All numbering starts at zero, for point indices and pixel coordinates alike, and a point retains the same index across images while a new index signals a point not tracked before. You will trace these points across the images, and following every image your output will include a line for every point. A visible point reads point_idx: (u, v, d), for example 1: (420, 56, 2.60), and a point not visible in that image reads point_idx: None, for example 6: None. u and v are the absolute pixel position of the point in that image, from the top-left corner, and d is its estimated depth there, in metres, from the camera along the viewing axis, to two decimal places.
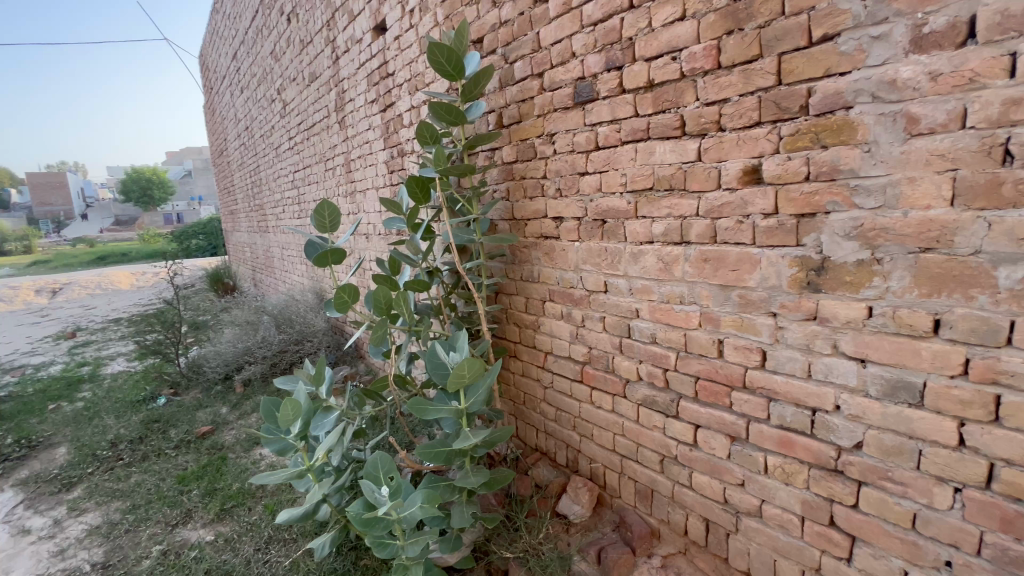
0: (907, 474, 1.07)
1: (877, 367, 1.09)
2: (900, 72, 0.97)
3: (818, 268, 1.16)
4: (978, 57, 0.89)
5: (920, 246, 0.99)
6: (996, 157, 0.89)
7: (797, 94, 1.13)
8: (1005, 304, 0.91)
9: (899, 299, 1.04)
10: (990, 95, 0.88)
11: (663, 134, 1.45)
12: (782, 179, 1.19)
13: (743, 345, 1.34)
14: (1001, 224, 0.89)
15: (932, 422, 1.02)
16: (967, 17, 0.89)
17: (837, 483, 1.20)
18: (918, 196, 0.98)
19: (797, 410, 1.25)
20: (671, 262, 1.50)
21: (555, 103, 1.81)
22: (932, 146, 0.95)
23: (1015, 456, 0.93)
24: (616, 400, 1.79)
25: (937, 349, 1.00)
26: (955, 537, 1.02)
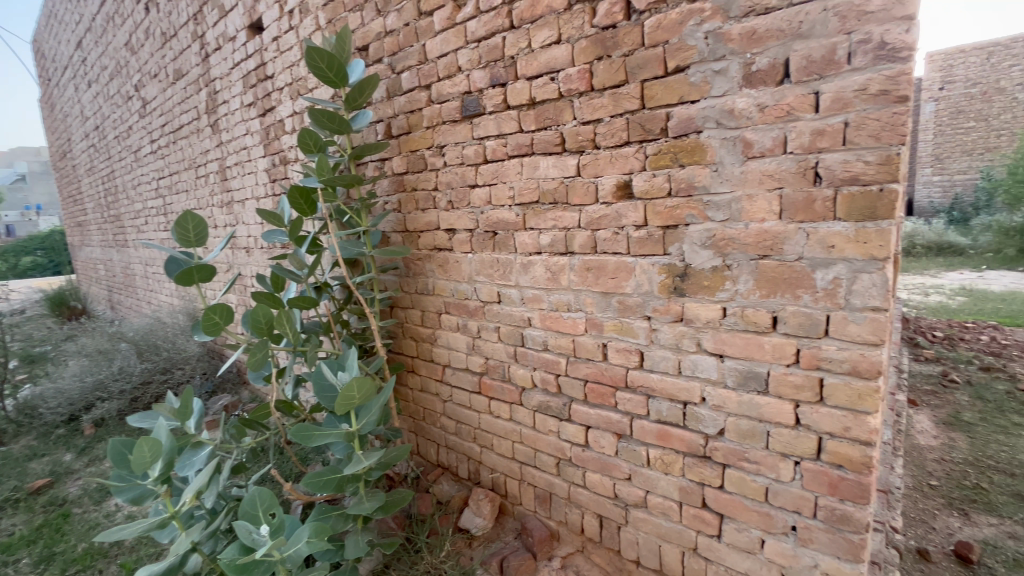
0: (759, 454, 1.22)
1: (732, 361, 1.23)
2: (736, 103, 1.12)
3: (681, 275, 1.28)
4: (793, 94, 1.05)
5: (759, 254, 1.14)
6: (810, 178, 1.05)
7: (658, 117, 1.25)
8: (822, 301, 1.08)
9: (745, 300, 1.18)
10: (803, 126, 1.05)
11: (546, 150, 1.52)
12: (649, 194, 1.30)
13: (624, 347, 1.44)
14: (815, 234, 1.06)
15: (775, 406, 1.18)
16: (783, 60, 1.05)
17: (706, 467, 1.33)
18: (755, 211, 1.13)
19: (671, 404, 1.37)
20: (558, 272, 1.57)
21: (443, 116, 1.81)
22: (763, 167, 1.11)
23: (836, 429, 1.10)
24: (513, 408, 1.82)
25: (776, 342, 1.15)
26: (797, 504, 1.18)
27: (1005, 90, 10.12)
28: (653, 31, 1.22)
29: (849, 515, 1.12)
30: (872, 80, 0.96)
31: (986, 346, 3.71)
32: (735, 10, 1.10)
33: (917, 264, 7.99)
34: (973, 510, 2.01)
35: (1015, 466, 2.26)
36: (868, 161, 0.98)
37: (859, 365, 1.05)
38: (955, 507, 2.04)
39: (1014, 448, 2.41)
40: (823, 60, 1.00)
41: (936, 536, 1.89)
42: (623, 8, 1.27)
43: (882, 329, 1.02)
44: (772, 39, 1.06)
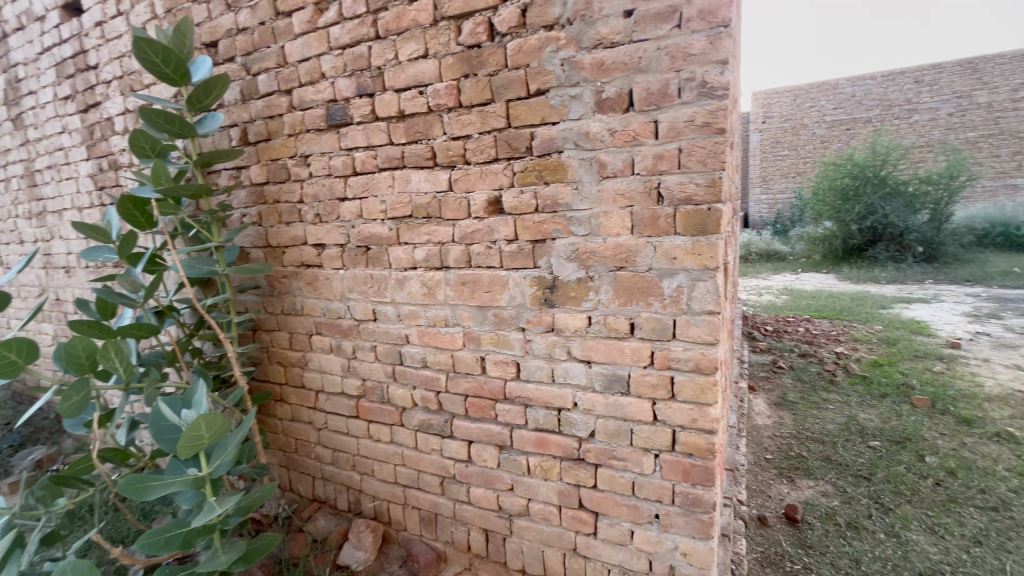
0: (625, 451, 1.31)
1: (598, 366, 1.31)
2: (591, 126, 1.21)
3: (550, 287, 1.34)
4: (637, 121, 1.16)
5: (616, 265, 1.24)
6: (654, 197, 1.17)
7: (523, 136, 1.30)
8: (669, 307, 1.20)
9: (607, 308, 1.27)
10: (646, 151, 1.16)
11: (417, 164, 1.49)
12: (518, 210, 1.35)
13: (501, 359, 1.46)
14: (661, 247, 1.18)
15: (636, 405, 1.28)
16: (627, 90, 1.16)
17: (580, 469, 1.39)
18: (611, 226, 1.23)
19: (547, 411, 1.41)
20: (433, 286, 1.54)
21: (307, 123, 1.69)
22: (616, 187, 1.21)
23: (685, 422, 1.23)
24: (394, 430, 1.74)
25: (634, 347, 1.25)
26: (659, 494, 1.29)
27: (807, 126, 12.44)
28: (514, 53, 1.28)
29: (700, 498, 1.24)
30: (698, 113, 1.10)
31: (803, 336, 4.48)
32: (586, 41, 1.19)
33: (753, 269, 9.41)
34: (797, 475, 2.39)
35: (825, 434, 2.75)
36: (698, 184, 1.12)
37: (701, 363, 1.19)
38: (785, 475, 2.41)
39: (824, 419, 2.93)
40: (659, 93, 1.13)
41: (771, 502, 2.20)
42: (487, 29, 1.31)
43: (717, 330, 1.16)
44: (617, 71, 1.16)
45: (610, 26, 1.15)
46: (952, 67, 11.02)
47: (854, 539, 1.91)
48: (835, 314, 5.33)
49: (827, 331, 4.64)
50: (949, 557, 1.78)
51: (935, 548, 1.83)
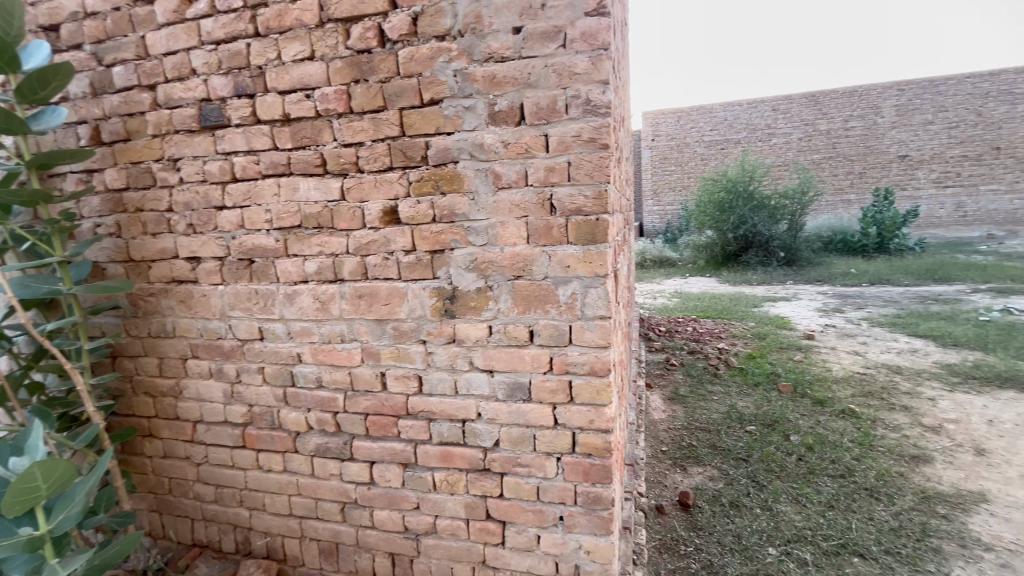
0: (529, 457, 1.33)
1: (500, 375, 1.32)
2: (485, 138, 1.23)
3: (450, 297, 1.33)
4: (528, 134, 1.20)
5: (514, 274, 1.26)
6: (547, 208, 1.21)
7: (418, 145, 1.28)
8: (565, 314, 1.24)
9: (507, 317, 1.29)
10: (538, 163, 1.20)
11: (305, 170, 1.40)
12: (415, 220, 1.32)
13: (402, 374, 1.41)
14: (555, 255, 1.22)
15: (537, 411, 1.30)
16: (518, 104, 1.19)
17: (487, 480, 1.39)
18: (508, 236, 1.25)
19: (451, 424, 1.39)
20: (327, 301, 1.45)
21: (175, 123, 1.52)
22: (511, 198, 1.23)
23: (584, 423, 1.28)
24: (286, 458, 1.61)
25: (534, 354, 1.28)
26: (562, 496, 1.33)
27: (689, 145, 13.78)
28: (406, 61, 1.26)
29: (600, 495, 1.30)
30: (584, 129, 1.16)
31: (691, 335, 4.92)
32: (477, 54, 1.20)
33: (648, 274, 10.16)
34: (688, 463, 2.60)
35: (711, 423, 3.03)
36: (587, 196, 1.18)
37: (596, 365, 1.24)
38: (678, 464, 2.61)
39: (709, 410, 3.22)
40: (548, 108, 1.18)
41: (667, 491, 2.37)
42: (377, 35, 1.27)
43: (608, 333, 1.22)
44: (508, 85, 1.19)
45: (501, 41, 1.18)
46: (800, 99, 12.89)
47: (736, 517, 2.11)
48: (717, 314, 5.92)
49: (711, 329, 5.14)
50: (810, 522, 2.04)
51: (799, 516, 2.09)
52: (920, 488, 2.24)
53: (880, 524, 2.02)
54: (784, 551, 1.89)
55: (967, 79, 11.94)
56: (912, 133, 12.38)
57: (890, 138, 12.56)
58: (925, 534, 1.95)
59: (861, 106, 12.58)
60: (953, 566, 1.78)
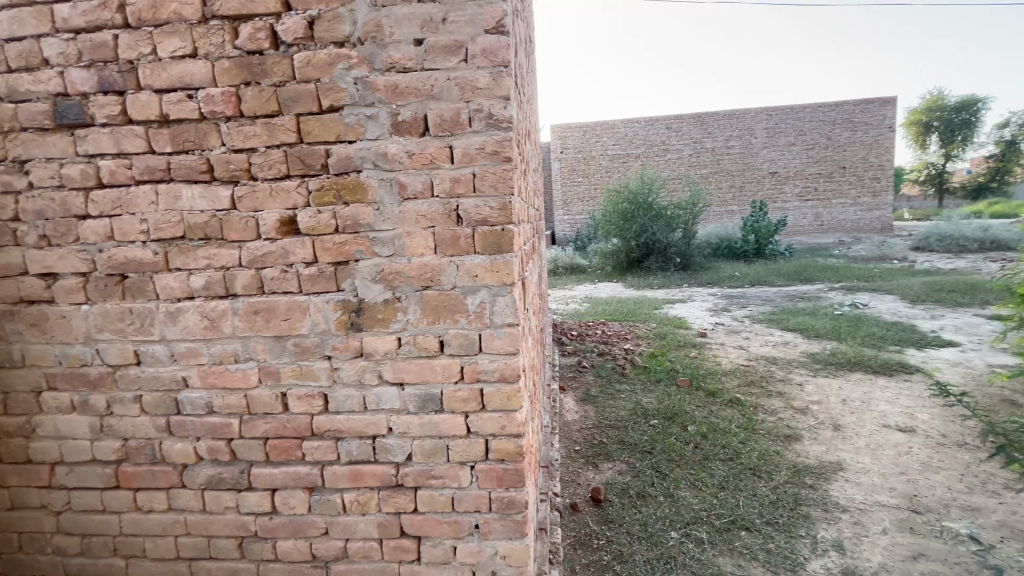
0: (443, 468, 1.32)
1: (411, 387, 1.30)
2: (388, 147, 1.21)
3: (356, 310, 1.29)
4: (433, 145, 1.20)
5: (423, 285, 1.25)
6: (454, 219, 1.22)
7: (317, 153, 1.24)
8: (475, 322, 1.26)
9: (416, 328, 1.27)
10: (444, 174, 1.21)
11: (188, 177, 1.29)
12: (316, 230, 1.26)
13: (305, 393, 1.34)
14: (463, 265, 1.24)
15: (450, 421, 1.30)
16: (422, 115, 1.20)
17: (400, 495, 1.35)
18: (415, 246, 1.24)
19: (360, 442, 1.34)
20: (218, 318, 1.34)
21: (22, 120, 1.32)
22: (417, 208, 1.23)
23: (496, 430, 1.30)
24: (172, 495, 1.44)
25: (444, 364, 1.28)
26: (477, 504, 1.33)
27: (595, 158, 14.59)
28: (303, 66, 1.21)
29: (514, 499, 1.32)
30: (487, 142, 1.20)
31: (600, 338, 5.18)
32: (379, 63, 1.19)
33: (560, 281, 10.53)
34: (599, 460, 2.73)
35: (619, 420, 3.21)
36: (492, 207, 1.22)
37: (506, 372, 1.27)
38: (590, 462, 2.73)
39: (617, 407, 3.42)
40: (451, 120, 1.19)
41: (580, 489, 2.47)
42: (270, 37, 1.21)
43: (517, 339, 1.26)
44: (411, 95, 1.19)
45: (402, 52, 1.18)
46: (689, 119, 14.23)
47: (643, 506, 2.26)
48: (623, 317, 6.30)
49: (618, 331, 5.45)
50: (706, 504, 2.24)
51: (696, 499, 2.28)
52: (793, 463, 2.56)
53: (762, 499, 2.27)
54: (685, 533, 2.05)
55: (819, 108, 13.97)
56: (779, 152, 14.19)
57: (763, 156, 14.29)
58: (797, 503, 2.23)
59: (738, 128, 14.18)
60: (818, 528, 2.06)
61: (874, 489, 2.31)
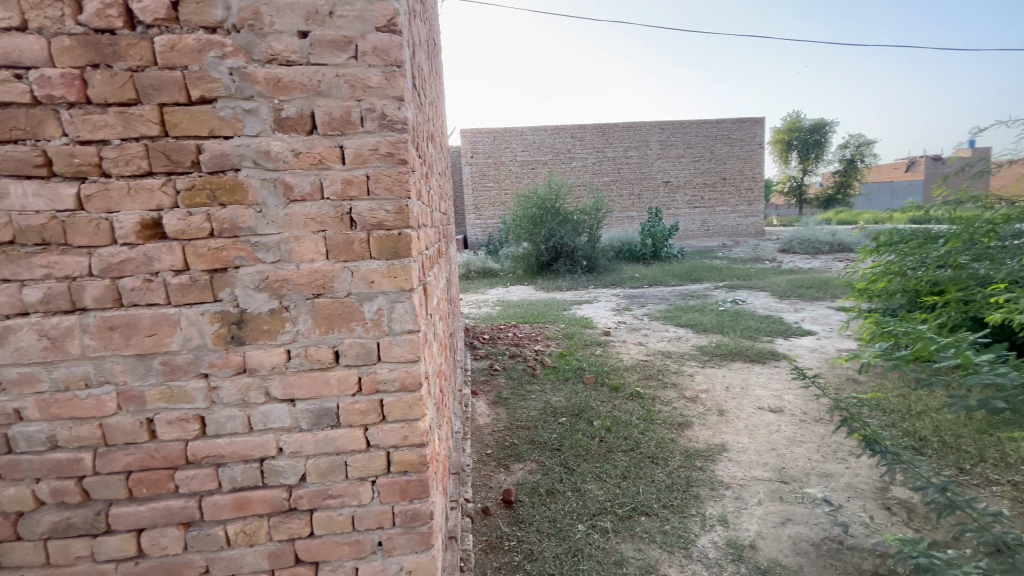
0: (341, 486, 1.25)
1: (303, 403, 1.21)
2: (271, 145, 1.12)
3: (237, 322, 1.17)
4: (321, 144, 1.14)
5: (314, 292, 1.18)
6: (347, 222, 1.16)
7: (186, 149, 1.11)
8: (372, 331, 1.21)
9: (307, 339, 1.19)
10: (334, 175, 1.15)
11: (18, 171, 1.09)
12: (186, 234, 1.13)
13: (178, 417, 1.19)
14: (358, 271, 1.18)
15: (348, 435, 1.23)
16: (308, 111, 1.13)
17: (293, 520, 1.25)
18: (304, 252, 1.16)
19: (245, 466, 1.22)
20: (61, 336, 1.14)
21: None
22: (305, 211, 1.15)
23: (398, 441, 1.25)
24: (2, 550, 1.20)
25: (340, 375, 1.21)
26: (380, 520, 1.27)
27: (504, 164, 14.83)
28: (165, 50, 1.08)
29: (419, 511, 1.28)
30: (381, 143, 1.15)
31: (511, 340, 5.26)
32: (258, 54, 1.10)
33: (473, 285, 10.55)
34: (510, 462, 2.76)
35: (530, 420, 3.27)
36: (387, 210, 1.18)
37: (406, 381, 1.23)
38: (501, 464, 2.75)
39: (528, 408, 3.49)
40: (342, 119, 1.14)
41: (491, 492, 2.47)
42: (123, 15, 1.07)
43: (418, 346, 1.23)
44: (296, 90, 1.12)
45: (285, 43, 1.10)
46: (591, 129, 15.02)
47: (552, 503, 2.32)
48: (534, 319, 6.45)
49: (528, 333, 5.57)
50: (610, 494, 2.36)
51: (601, 491, 2.39)
52: (685, 449, 2.79)
53: (659, 484, 2.44)
54: (591, 525, 2.14)
55: (703, 124, 15.46)
56: (671, 163, 15.48)
57: (657, 166, 15.49)
58: (689, 485, 2.43)
59: (635, 139, 15.26)
60: (707, 506, 2.26)
61: (751, 466, 2.59)
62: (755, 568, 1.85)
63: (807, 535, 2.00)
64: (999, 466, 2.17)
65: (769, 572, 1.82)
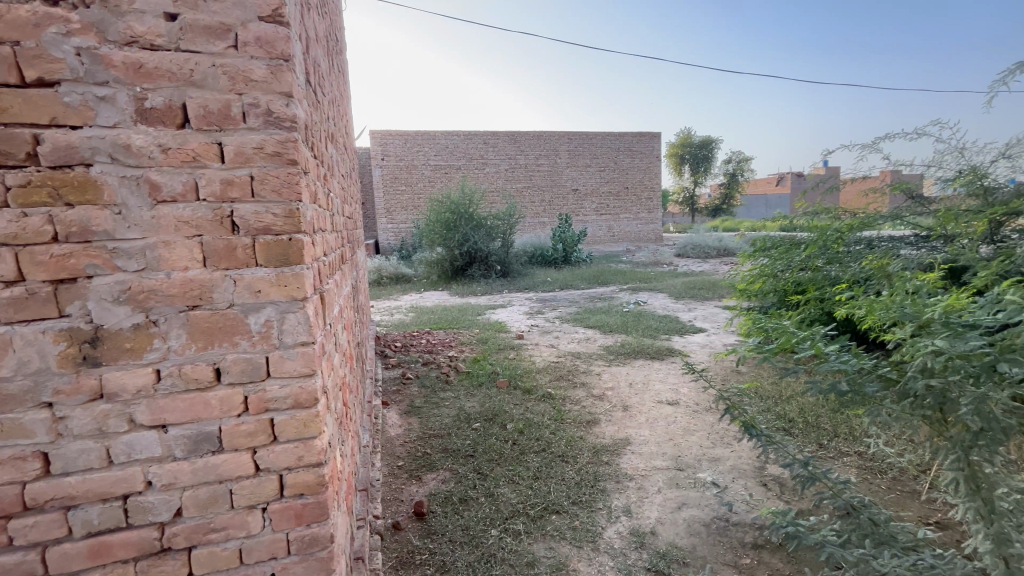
0: (226, 518, 1.12)
1: (177, 428, 1.08)
2: (132, 138, 0.99)
3: (91, 340, 1.01)
4: (195, 140, 1.03)
5: (189, 304, 1.06)
6: (227, 227, 1.06)
7: (19, 138, 0.94)
8: (259, 344, 1.11)
9: (181, 357, 1.06)
10: (211, 174, 1.04)
11: None
12: (19, 239, 0.96)
13: (11, 456, 1.00)
14: (241, 280, 1.08)
15: (232, 461, 1.12)
16: (178, 103, 1.01)
17: (167, 562, 1.10)
18: (175, 259, 1.03)
19: (104, 506, 1.05)
20: None
21: None
22: (177, 213, 1.03)
23: (292, 462, 1.16)
24: None
25: (222, 395, 1.10)
26: (272, 550, 1.17)
27: (417, 167, 14.56)
28: None
29: (317, 536, 1.20)
30: (267, 141, 1.07)
31: (425, 347, 5.15)
32: (114, 35, 0.96)
33: (385, 291, 10.21)
34: (423, 472, 2.69)
35: (443, 428, 3.22)
36: (275, 214, 1.09)
37: (300, 397, 1.15)
38: (413, 475, 2.67)
39: (441, 415, 3.44)
40: (220, 113, 1.04)
41: (403, 506, 2.39)
42: None
43: (313, 359, 1.16)
44: (163, 78, 1.00)
45: (148, 25, 0.98)
46: (504, 137, 15.28)
47: (465, 511, 2.30)
48: (448, 325, 6.39)
49: (442, 339, 5.50)
50: (522, 496, 2.39)
51: (513, 493, 2.42)
52: (592, 445, 2.91)
53: (568, 481, 2.52)
54: (503, 528, 2.15)
55: (607, 137, 16.41)
56: (579, 172, 16.23)
57: (566, 175, 16.16)
58: (596, 480, 2.53)
59: (545, 148, 15.78)
60: (612, 498, 2.37)
61: (651, 457, 2.77)
62: (655, 553, 1.97)
63: (699, 517, 2.18)
64: (847, 440, 2.54)
65: (667, 555, 1.95)
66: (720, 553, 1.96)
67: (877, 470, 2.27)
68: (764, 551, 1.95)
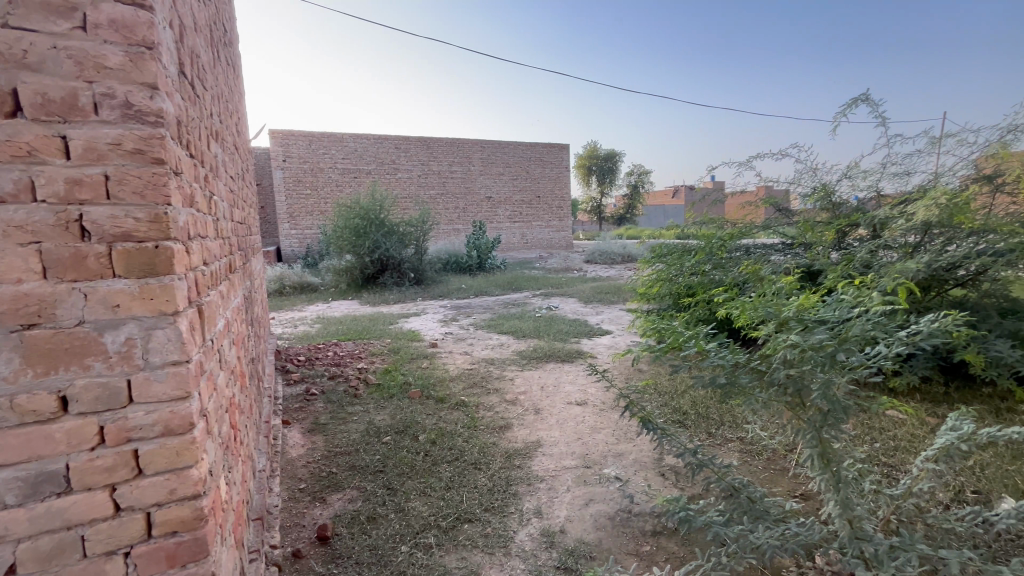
0: (76, 569, 0.96)
1: (9, 470, 0.91)
2: None
3: None
4: (30, 132, 0.89)
5: (24, 323, 0.90)
6: (75, 233, 0.93)
7: None
8: (118, 366, 0.98)
9: (13, 385, 0.90)
10: (53, 172, 0.90)
11: None
12: None
13: None
14: (94, 294, 0.95)
15: (84, 502, 0.96)
16: (8, 88, 0.87)
17: None
18: (3, 270, 0.88)
19: None
20: None
21: None
22: (6, 216, 0.88)
23: (162, 496, 1.03)
24: None
25: (69, 427, 0.94)
26: None
27: (323, 170, 13.80)
28: None
29: None
30: (125, 137, 0.95)
31: (331, 360, 4.87)
32: None
33: (287, 301, 9.52)
34: (327, 493, 2.53)
35: (351, 444, 3.06)
36: (137, 219, 0.97)
37: (171, 423, 1.03)
38: (317, 497, 2.51)
39: (349, 431, 3.27)
40: (64, 103, 0.91)
41: (305, 531, 2.22)
42: None
43: (189, 380, 1.04)
44: None
45: None
46: (415, 142, 15.02)
47: (373, 530, 2.20)
48: (357, 335, 6.11)
49: (351, 351, 5.24)
50: (433, 508, 2.34)
51: (425, 506, 2.36)
52: (505, 450, 2.93)
53: (481, 489, 2.51)
54: (414, 543, 2.09)
55: (519, 146, 16.80)
56: (492, 179, 16.44)
57: (480, 182, 16.29)
58: (508, 484, 2.56)
59: (458, 155, 15.79)
60: (523, 501, 2.41)
61: (561, 457, 2.86)
62: (564, 551, 2.03)
63: (605, 511, 2.29)
64: (731, 427, 2.81)
65: (576, 551, 2.02)
66: (623, 543, 2.07)
67: (755, 452, 2.53)
68: (662, 537, 2.09)
